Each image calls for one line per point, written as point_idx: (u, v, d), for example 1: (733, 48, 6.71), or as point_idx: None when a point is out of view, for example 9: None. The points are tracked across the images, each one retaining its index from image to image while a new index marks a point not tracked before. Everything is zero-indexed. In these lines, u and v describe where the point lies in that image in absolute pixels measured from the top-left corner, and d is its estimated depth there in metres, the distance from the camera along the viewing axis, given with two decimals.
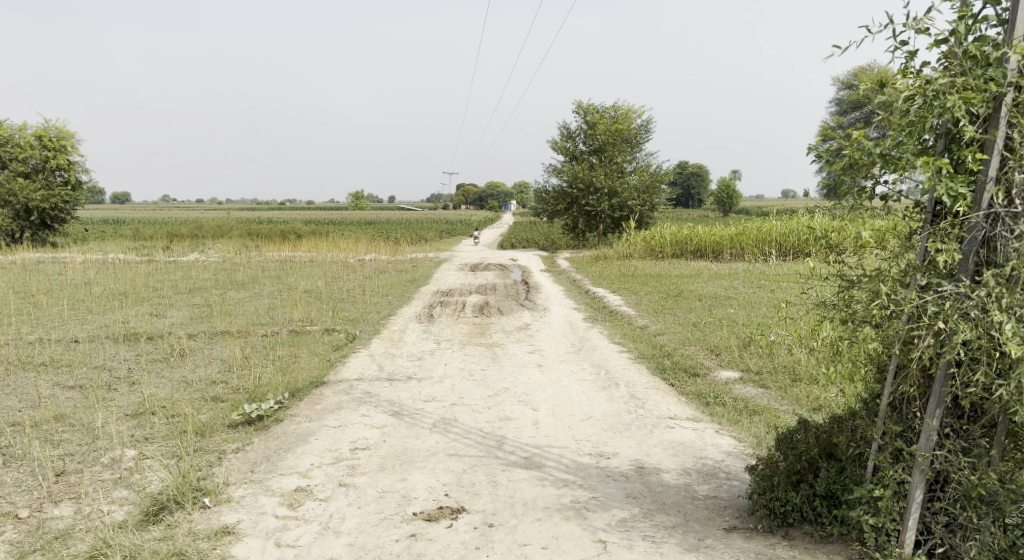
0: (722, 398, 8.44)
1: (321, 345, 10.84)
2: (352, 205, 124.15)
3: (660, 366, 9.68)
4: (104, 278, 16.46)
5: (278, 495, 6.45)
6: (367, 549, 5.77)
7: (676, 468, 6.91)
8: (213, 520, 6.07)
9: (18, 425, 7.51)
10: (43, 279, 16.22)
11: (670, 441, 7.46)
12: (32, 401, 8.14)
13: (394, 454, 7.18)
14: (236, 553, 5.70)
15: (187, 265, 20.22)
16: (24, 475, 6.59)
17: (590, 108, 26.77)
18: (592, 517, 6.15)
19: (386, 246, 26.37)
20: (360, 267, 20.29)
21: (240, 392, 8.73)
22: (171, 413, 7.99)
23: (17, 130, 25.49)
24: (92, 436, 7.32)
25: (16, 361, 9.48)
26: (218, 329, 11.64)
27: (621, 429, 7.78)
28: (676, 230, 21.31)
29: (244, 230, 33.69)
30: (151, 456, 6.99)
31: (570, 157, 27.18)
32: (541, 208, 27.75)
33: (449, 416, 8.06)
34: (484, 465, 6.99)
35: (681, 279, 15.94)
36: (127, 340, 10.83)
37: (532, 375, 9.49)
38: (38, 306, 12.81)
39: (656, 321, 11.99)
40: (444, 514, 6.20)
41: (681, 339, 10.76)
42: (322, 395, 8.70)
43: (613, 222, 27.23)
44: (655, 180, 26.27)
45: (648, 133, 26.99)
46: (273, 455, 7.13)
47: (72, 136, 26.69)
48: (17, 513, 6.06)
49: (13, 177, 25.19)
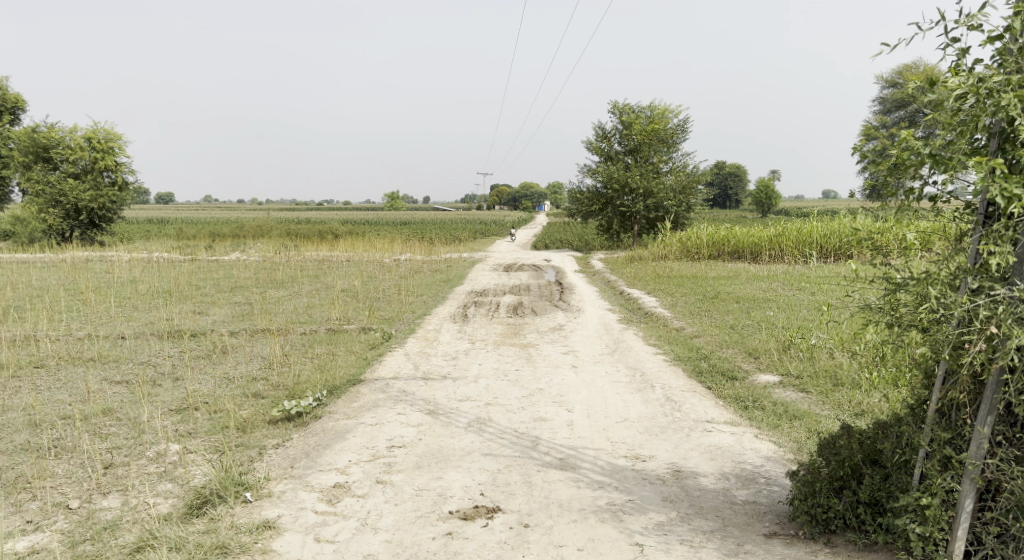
0: (761, 402, 8.34)
1: (358, 344, 10.94)
2: (388, 205, 125.17)
3: (697, 368, 9.60)
4: (149, 277, 16.83)
5: (317, 490, 6.53)
6: (404, 547, 5.82)
7: (714, 472, 6.85)
8: (255, 515, 6.18)
9: (67, 418, 7.70)
10: (91, 276, 16.62)
11: (708, 445, 7.39)
12: (81, 395, 8.36)
13: (429, 453, 7.22)
14: (277, 547, 5.79)
15: (227, 264, 20.56)
16: (74, 466, 6.76)
17: (626, 107, 26.59)
18: (629, 520, 6.13)
19: (422, 246, 26.50)
20: (395, 267, 20.45)
21: (279, 389, 8.85)
22: (214, 408, 8.14)
23: (67, 131, 26.11)
24: (137, 430, 7.49)
25: (65, 355, 9.73)
26: (258, 327, 11.82)
27: (658, 431, 7.73)
28: (713, 231, 21.11)
29: (284, 230, 34.21)
30: (194, 450, 7.13)
31: (605, 157, 27.05)
32: (576, 208, 27.69)
33: (484, 416, 8.09)
34: (519, 465, 7.00)
35: (718, 282, 15.77)
36: (171, 337, 11.05)
37: (567, 376, 9.47)
38: (87, 302, 13.14)
39: (692, 323, 11.89)
40: (479, 513, 6.23)
41: (717, 342, 10.65)
42: (359, 393, 8.79)
43: (648, 223, 27.05)
44: (692, 181, 26.00)
45: (684, 133, 26.73)
46: (312, 451, 7.23)
47: (120, 138, 27.16)
48: (68, 504, 6.22)
49: (64, 178, 25.95)
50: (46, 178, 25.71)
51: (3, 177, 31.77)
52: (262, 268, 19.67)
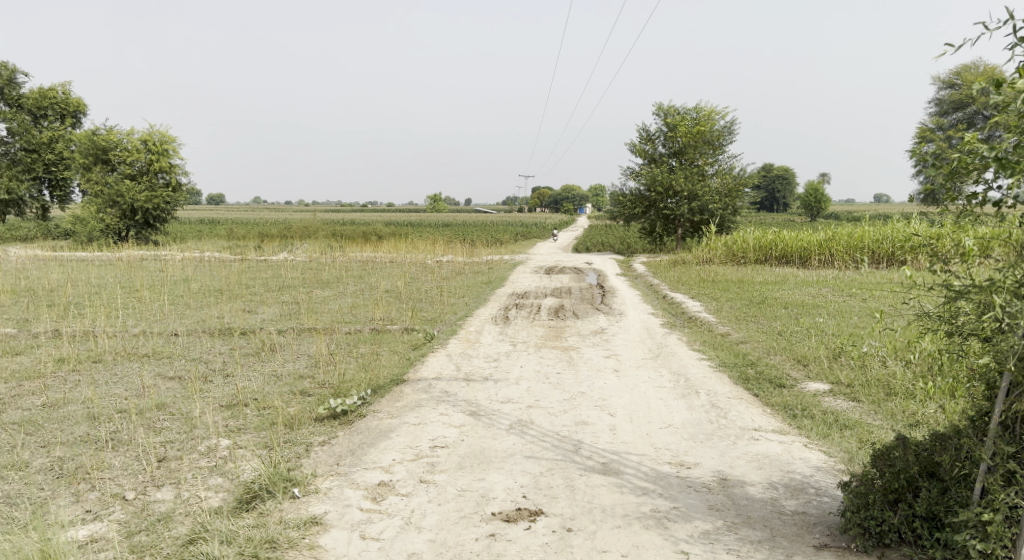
0: (810, 410, 8.18)
1: (401, 344, 11.03)
2: (431, 207, 126.02)
3: (743, 375, 9.45)
4: (201, 276, 17.24)
5: (362, 488, 6.60)
6: (447, 547, 5.88)
7: (762, 481, 6.74)
8: (302, 510, 6.28)
9: (124, 412, 7.92)
10: (146, 275, 17.08)
11: (755, 453, 7.27)
12: (136, 389, 8.59)
13: (472, 454, 7.25)
14: (324, 544, 5.89)
15: (275, 264, 20.93)
16: (130, 459, 6.95)
17: (671, 109, 26.38)
18: (674, 527, 6.08)
19: (464, 248, 26.62)
20: (438, 268, 20.59)
21: (325, 387, 8.97)
22: (262, 405, 8.28)
23: (125, 134, 26.82)
24: (189, 425, 7.67)
25: (122, 351, 10.01)
26: (305, 326, 12.01)
27: (703, 438, 7.63)
28: (760, 235, 20.76)
29: (330, 231, 34.74)
30: (244, 446, 7.28)
31: (649, 160, 26.88)
32: (618, 211, 27.55)
33: (526, 418, 8.09)
34: (562, 469, 6.97)
35: (765, 286, 15.52)
36: (222, 334, 11.30)
37: (609, 381, 9.40)
38: (142, 300, 13.50)
39: (737, 328, 11.70)
40: (522, 516, 6.24)
41: (764, 349, 10.47)
42: (402, 393, 8.86)
43: (692, 226, 26.73)
44: (738, 184, 25.60)
45: (731, 135, 26.38)
46: (357, 449, 7.30)
47: (175, 140, 27.61)
48: (124, 495, 6.40)
49: (120, 179, 26.73)
50: (104, 179, 26.53)
51: (65, 178, 32.91)
52: (309, 268, 19.98)
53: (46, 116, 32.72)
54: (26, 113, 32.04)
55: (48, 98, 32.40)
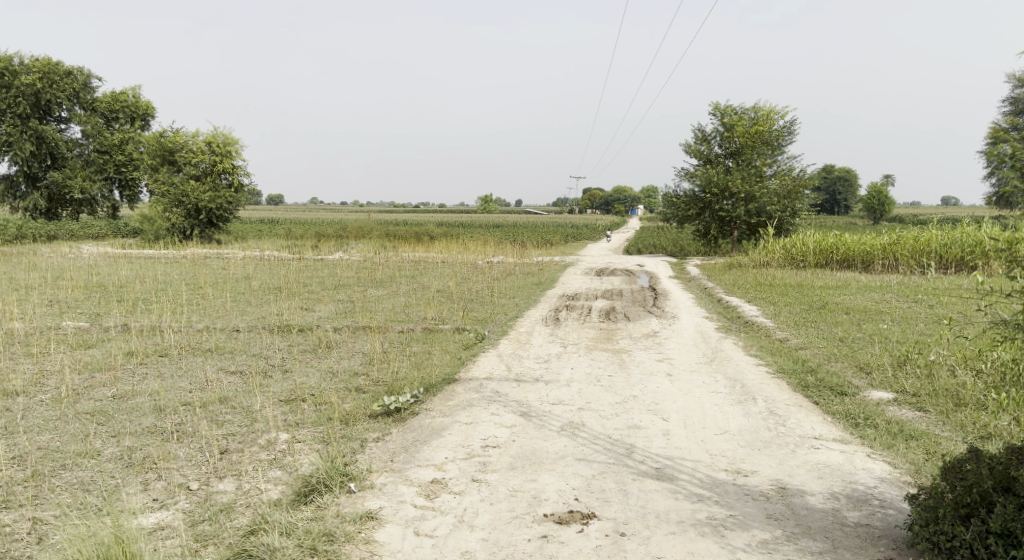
0: (874, 420, 7.94)
1: (453, 344, 11.09)
2: (482, 207, 126.77)
3: (802, 383, 9.21)
4: (260, 274, 17.64)
5: (416, 485, 6.65)
6: (500, 546, 5.93)
7: (823, 491, 6.60)
8: (358, 505, 6.37)
9: (188, 405, 8.16)
10: (209, 273, 17.58)
11: (815, 462, 7.10)
12: (200, 383, 8.84)
13: (524, 454, 7.23)
14: (380, 539, 5.98)
15: (330, 263, 21.26)
16: (194, 450, 7.14)
17: (728, 109, 25.97)
18: (731, 535, 6.05)
19: (515, 249, 26.67)
20: (490, 268, 20.70)
21: (379, 385, 9.08)
22: (319, 401, 8.42)
23: (190, 136, 27.59)
24: (250, 418, 7.85)
25: (186, 346, 10.30)
26: (360, 324, 12.19)
27: (760, 446, 7.46)
28: (820, 238, 20.31)
29: (384, 231, 35.15)
30: (302, 440, 7.42)
31: (704, 161, 26.52)
32: (672, 212, 27.27)
33: (577, 421, 8.04)
34: (614, 472, 6.92)
35: (826, 291, 15.14)
36: (281, 331, 11.53)
37: (662, 385, 9.27)
38: (205, 296, 13.88)
39: (796, 334, 11.43)
40: (575, 518, 6.24)
41: (825, 355, 10.21)
42: (454, 392, 8.90)
43: (749, 228, 26.23)
44: (798, 185, 24.99)
45: (790, 135, 25.80)
46: (411, 446, 7.36)
47: (238, 142, 28.28)
48: (188, 485, 6.58)
49: (186, 179, 27.56)
50: (171, 180, 27.43)
51: (134, 179, 34.07)
52: (364, 268, 20.25)
53: (118, 119, 33.91)
54: (99, 116, 33.30)
55: (120, 101, 33.62)
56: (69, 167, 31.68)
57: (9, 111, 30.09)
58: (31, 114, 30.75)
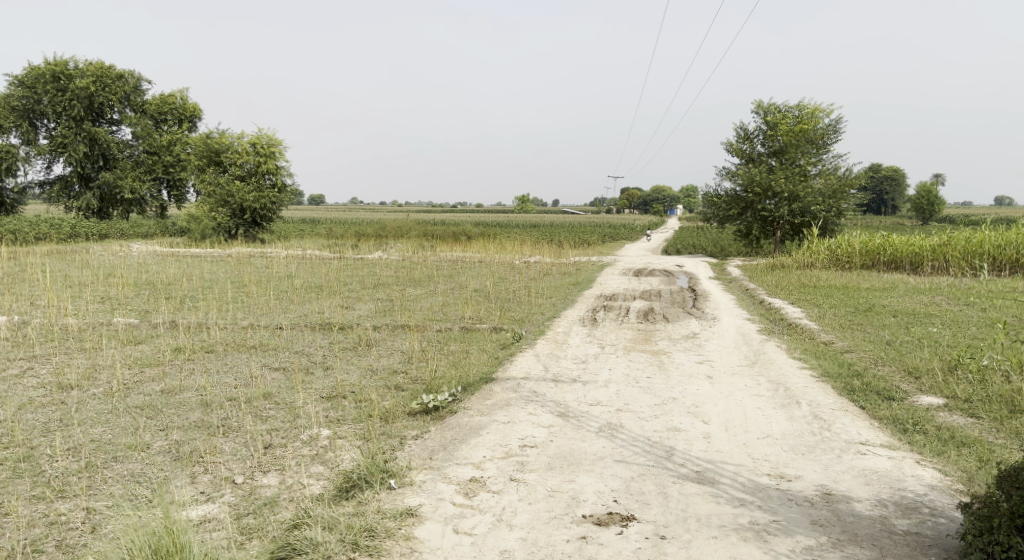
0: (924, 426, 7.74)
1: (490, 343, 11.12)
2: (519, 207, 126.94)
3: (848, 387, 9.02)
4: (302, 272, 17.90)
5: (454, 483, 6.68)
6: (539, 546, 5.93)
7: (870, 497, 6.48)
8: (398, 501, 6.42)
9: (233, 400, 8.30)
10: (254, 271, 17.90)
11: (861, 468, 6.95)
12: (244, 379, 8.99)
13: (562, 455, 7.20)
14: (419, 536, 6.02)
15: (370, 262, 21.44)
16: (239, 445, 7.26)
17: (772, 107, 25.62)
18: (774, 541, 5.98)
19: (552, 249, 26.63)
20: (527, 268, 20.73)
21: (417, 383, 9.14)
22: (359, 398, 8.50)
23: (236, 138, 28.00)
24: (292, 414, 7.96)
25: (232, 342, 10.50)
26: (399, 322, 12.29)
27: (804, 451, 7.32)
28: (866, 239, 19.94)
29: (422, 231, 35.36)
30: (343, 436, 7.49)
31: (746, 160, 26.18)
32: (712, 212, 27.01)
33: (616, 422, 7.98)
34: (654, 474, 6.85)
35: (872, 293, 14.82)
36: (322, 329, 11.68)
37: (702, 387, 9.16)
38: (249, 294, 14.13)
39: (842, 337, 11.20)
40: (614, 520, 6.21)
41: (872, 359, 9.99)
42: (492, 391, 8.90)
43: (792, 229, 25.77)
44: (844, 185, 24.47)
45: (836, 133, 25.29)
46: (449, 445, 7.38)
47: (282, 143, 28.60)
48: (234, 479, 6.69)
49: (232, 179, 28.08)
50: (217, 180, 27.98)
51: (181, 179, 34.85)
52: (404, 267, 20.42)
53: (167, 120, 34.68)
54: (149, 118, 34.14)
55: (169, 104, 34.40)
56: (120, 168, 32.55)
57: (64, 113, 31.04)
58: (85, 116, 31.64)
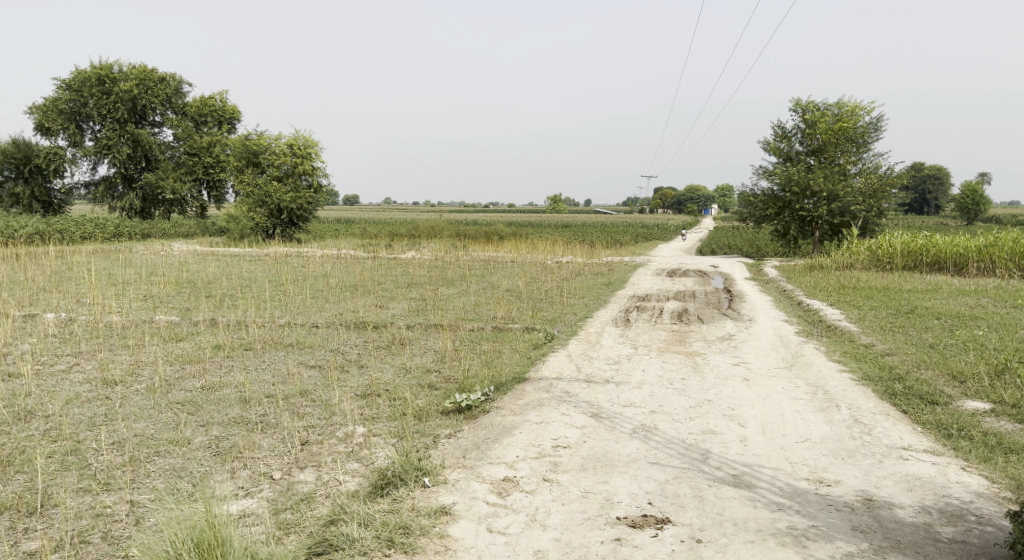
0: (969, 431, 7.56)
1: (522, 343, 11.11)
2: (551, 207, 126.81)
3: (890, 390, 8.84)
4: (338, 272, 18.07)
5: (488, 482, 6.68)
6: (573, 547, 5.91)
7: (913, 504, 6.34)
8: (432, 499, 6.44)
9: (271, 397, 8.41)
10: (290, 270, 18.12)
11: (904, 474, 6.80)
12: (282, 376, 9.10)
13: (595, 456, 7.17)
14: (453, 534, 6.03)
15: (404, 261, 21.58)
16: (277, 441, 7.35)
17: (810, 105, 25.23)
18: (814, 547, 5.89)
19: (585, 249, 26.53)
20: (559, 268, 20.69)
21: (450, 382, 9.16)
22: (393, 396, 8.55)
23: (274, 139, 28.34)
24: (328, 411, 8.04)
25: (269, 340, 10.63)
26: (432, 321, 12.34)
27: (844, 455, 7.19)
28: (909, 239, 19.53)
29: (455, 230, 35.50)
30: (377, 434, 7.54)
31: (783, 158, 25.82)
32: (748, 212, 26.68)
33: (650, 423, 7.92)
34: (689, 477, 6.78)
35: (914, 295, 14.52)
36: (357, 327, 11.77)
37: (739, 389, 9.05)
38: (286, 293, 14.31)
39: (883, 339, 10.98)
40: (649, 523, 6.16)
41: (914, 362, 9.77)
42: (525, 391, 8.89)
43: (831, 229, 25.34)
44: (885, 184, 23.98)
45: (877, 132, 24.79)
46: (482, 444, 7.38)
47: (318, 144, 28.86)
48: (271, 474, 6.78)
49: (269, 180, 28.45)
50: (255, 181, 28.40)
51: (220, 180, 35.41)
52: (437, 267, 20.51)
53: (206, 122, 34.98)
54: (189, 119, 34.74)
55: (209, 106, 34.99)
56: (162, 169, 33.17)
57: (108, 115, 31.76)
58: (128, 119, 32.32)
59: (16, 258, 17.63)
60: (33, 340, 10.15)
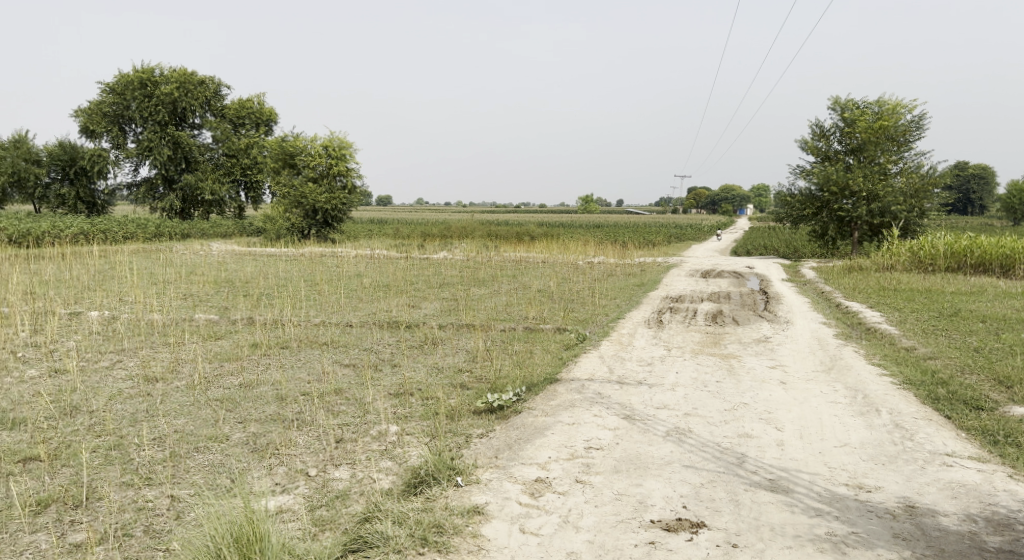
0: (1017, 438, 7.35)
1: (554, 343, 11.09)
2: (583, 207, 126.56)
3: (932, 395, 8.64)
4: (372, 272, 18.21)
5: (521, 482, 6.66)
6: (606, 550, 5.87)
7: (957, 512, 6.20)
8: (465, 499, 6.44)
9: (307, 394, 8.50)
10: (325, 270, 18.32)
11: (948, 481, 6.64)
12: (317, 374, 9.20)
13: (628, 458, 7.11)
14: (486, 534, 6.03)
15: (436, 262, 21.67)
16: (312, 438, 7.42)
17: (849, 103, 24.79)
18: (854, 554, 5.78)
19: (616, 250, 26.42)
20: (592, 269, 20.61)
21: (482, 382, 9.16)
22: (426, 395, 8.58)
23: (309, 140, 28.58)
24: (362, 410, 8.09)
25: (305, 339, 10.75)
26: (464, 321, 12.38)
27: (885, 461, 7.04)
28: (953, 240, 19.08)
29: (487, 231, 35.61)
30: (410, 433, 7.57)
31: (822, 158, 25.41)
32: (785, 212, 26.33)
33: (684, 426, 7.83)
34: (724, 481, 6.69)
35: (958, 297, 14.17)
36: (390, 327, 11.84)
37: (775, 392, 8.91)
38: (321, 293, 14.46)
39: (925, 343, 10.74)
40: (683, 526, 6.09)
41: (958, 366, 9.54)
42: (557, 392, 8.86)
43: (871, 229, 24.86)
44: (927, 184, 23.42)
45: (919, 130, 24.21)
46: (514, 444, 7.37)
47: (353, 146, 29.06)
48: (307, 471, 6.85)
49: (305, 181, 28.76)
50: (291, 182, 28.75)
51: (257, 181, 35.96)
52: (469, 267, 20.57)
53: (244, 124, 35.87)
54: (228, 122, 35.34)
55: (246, 108, 35.55)
56: (201, 170, 33.79)
57: (150, 118, 32.46)
58: (169, 121, 32.92)
59: (61, 257, 18.06)
60: (78, 338, 10.39)
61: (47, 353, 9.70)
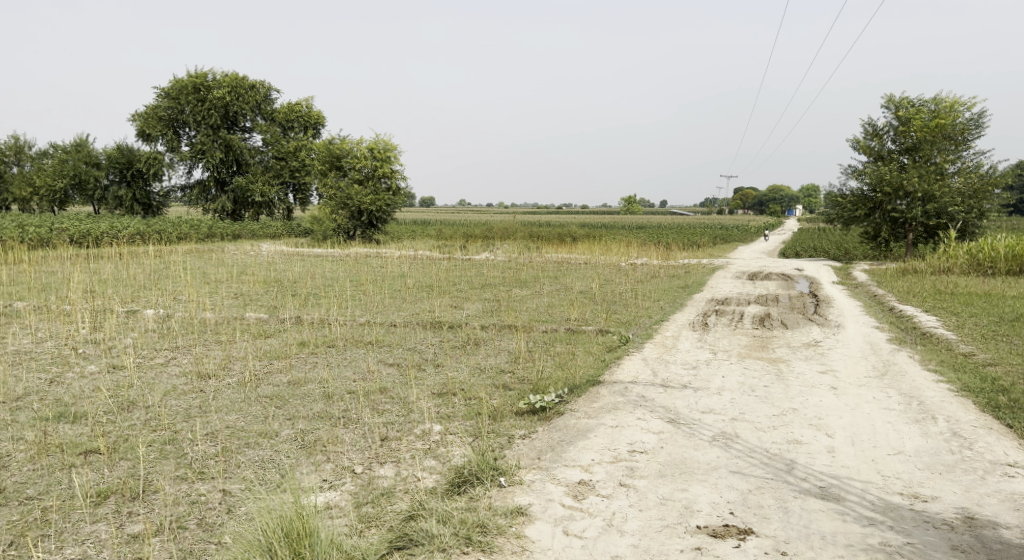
0: None
1: (597, 345, 11.03)
2: (626, 207, 125.77)
3: (992, 402, 8.35)
4: (415, 272, 18.37)
5: (564, 484, 6.63)
6: (652, 554, 5.80)
7: (1020, 525, 5.99)
8: (508, 499, 6.44)
9: (352, 393, 8.60)
10: (370, 270, 18.53)
11: (1009, 493, 6.42)
12: (362, 373, 9.29)
13: (673, 462, 7.02)
14: (530, 535, 6.01)
15: (479, 262, 21.74)
16: (358, 436, 7.50)
17: (904, 101, 24.12)
18: None
19: (659, 250, 26.20)
20: (636, 271, 20.47)
21: (524, 383, 9.15)
22: (469, 395, 8.60)
23: (355, 143, 28.89)
24: (406, 409, 8.14)
25: (350, 338, 10.88)
26: (506, 322, 12.40)
27: (942, 470, 6.82)
28: (1013, 242, 18.43)
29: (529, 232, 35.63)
30: (454, 433, 7.59)
31: (875, 157, 24.79)
32: (836, 213, 25.74)
33: (730, 431, 7.71)
34: (773, 488, 6.56)
35: (1019, 301, 13.67)
36: (433, 327, 11.91)
37: (826, 398, 8.71)
38: (366, 293, 14.62)
39: (984, 349, 10.38)
40: (730, 533, 6.00)
41: (1019, 373, 9.21)
42: (599, 394, 8.81)
43: (926, 231, 24.18)
44: (987, 184, 22.65)
45: (978, 128, 23.44)
46: (557, 446, 7.34)
47: (398, 148, 29.27)
48: (353, 468, 6.92)
49: (351, 183, 29.15)
50: (338, 184, 29.12)
51: (305, 184, 36.45)
52: (511, 268, 20.61)
53: (293, 128, 36.29)
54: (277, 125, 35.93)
55: (295, 111, 36.04)
56: (251, 172, 34.47)
57: (203, 122, 33.21)
58: (220, 125, 33.63)
59: (118, 257, 18.60)
60: (135, 335, 10.68)
61: (105, 350, 9.99)
